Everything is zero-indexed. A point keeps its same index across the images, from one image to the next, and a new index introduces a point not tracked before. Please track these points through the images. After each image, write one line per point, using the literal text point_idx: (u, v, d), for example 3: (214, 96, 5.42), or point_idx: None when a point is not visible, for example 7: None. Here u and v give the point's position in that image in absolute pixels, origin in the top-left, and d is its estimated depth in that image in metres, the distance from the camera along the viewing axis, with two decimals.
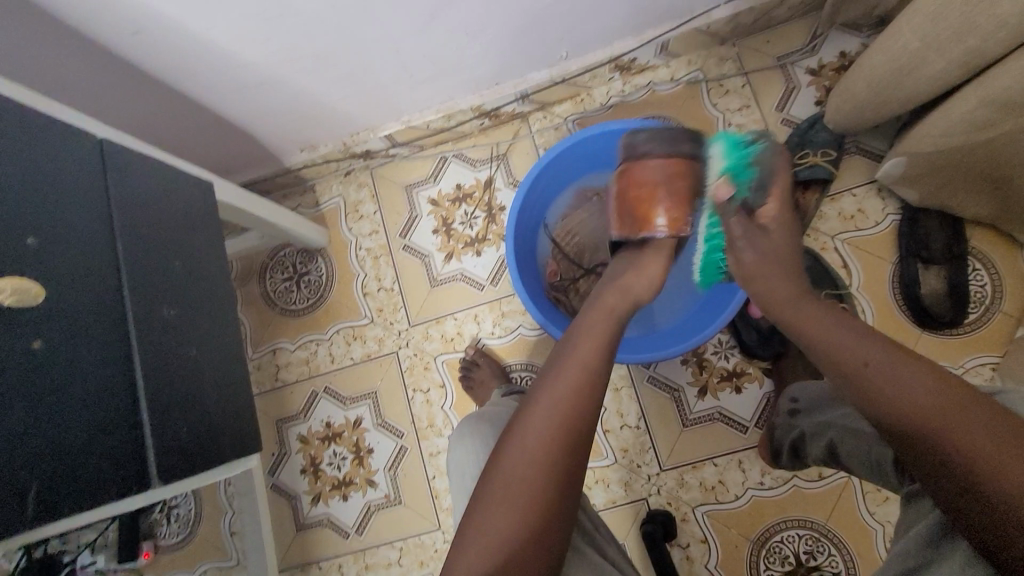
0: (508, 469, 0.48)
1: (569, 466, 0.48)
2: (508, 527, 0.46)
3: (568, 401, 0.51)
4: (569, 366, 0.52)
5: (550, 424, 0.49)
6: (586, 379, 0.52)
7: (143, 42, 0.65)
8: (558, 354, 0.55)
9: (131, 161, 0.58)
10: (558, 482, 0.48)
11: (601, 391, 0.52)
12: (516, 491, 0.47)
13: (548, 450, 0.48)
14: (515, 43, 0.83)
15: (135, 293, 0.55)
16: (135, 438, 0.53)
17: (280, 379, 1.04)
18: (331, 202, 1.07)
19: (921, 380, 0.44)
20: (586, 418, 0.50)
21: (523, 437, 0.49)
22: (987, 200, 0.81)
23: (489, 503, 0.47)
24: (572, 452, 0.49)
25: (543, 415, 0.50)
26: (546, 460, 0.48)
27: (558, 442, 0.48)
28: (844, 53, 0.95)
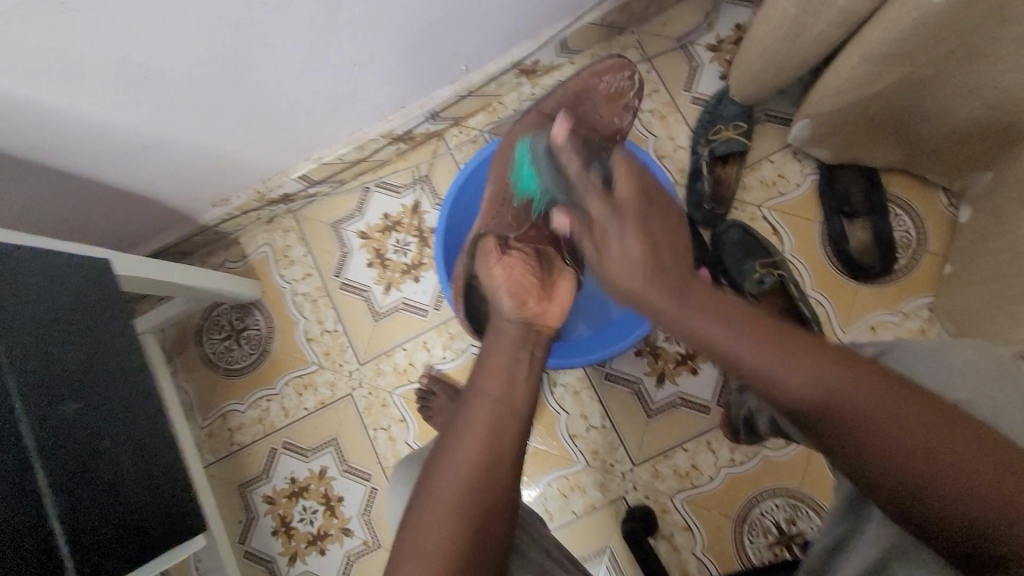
0: (422, 516, 0.48)
1: (485, 501, 0.49)
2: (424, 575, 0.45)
3: (479, 437, 0.52)
4: (478, 407, 0.54)
5: (460, 462, 0.50)
6: (499, 415, 0.53)
7: (5, 129, 0.62)
8: (469, 387, 0.57)
9: (2, 259, 0.54)
10: (478, 525, 0.47)
11: (512, 425, 0.54)
12: (429, 539, 0.47)
13: (457, 490, 0.49)
14: (409, 66, 0.82)
15: (28, 399, 0.52)
16: (50, 552, 0.50)
17: (236, 443, 1.00)
18: (258, 252, 1.04)
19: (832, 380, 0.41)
20: (501, 456, 0.51)
21: (435, 484, 0.50)
22: (894, 147, 0.83)
23: (405, 554, 0.47)
24: (487, 488, 0.49)
25: (454, 455, 0.51)
26: (459, 501, 0.48)
27: (467, 481, 0.49)
28: (739, 25, 0.96)
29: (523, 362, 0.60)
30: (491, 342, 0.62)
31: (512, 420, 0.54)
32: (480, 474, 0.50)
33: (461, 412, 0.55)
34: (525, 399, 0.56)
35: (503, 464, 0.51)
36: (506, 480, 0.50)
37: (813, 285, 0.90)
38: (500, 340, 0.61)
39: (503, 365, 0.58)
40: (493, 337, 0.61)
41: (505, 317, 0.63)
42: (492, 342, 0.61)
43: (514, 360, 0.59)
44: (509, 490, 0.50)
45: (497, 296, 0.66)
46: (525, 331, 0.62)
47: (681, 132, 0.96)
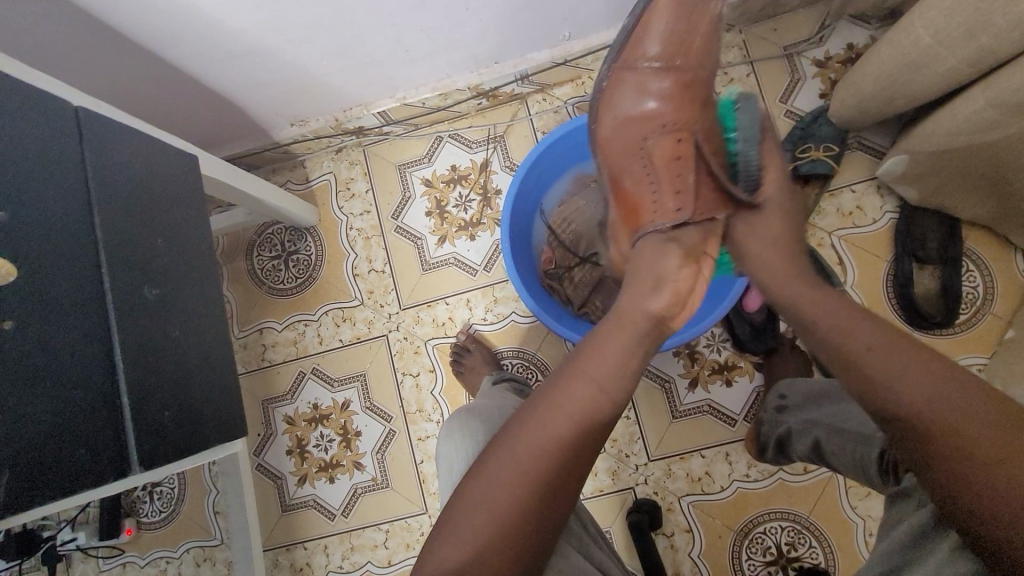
0: (495, 472, 0.50)
1: (557, 478, 0.49)
2: (485, 529, 0.48)
3: (572, 420, 0.50)
4: (578, 384, 0.52)
5: (542, 438, 0.50)
6: (595, 401, 0.51)
7: (123, 5, 0.62)
8: (567, 362, 0.54)
9: (109, 132, 0.55)
10: (544, 496, 0.49)
11: (605, 412, 0.52)
12: (501, 499, 0.49)
13: (537, 462, 0.49)
14: (516, 22, 0.80)
15: (115, 273, 0.53)
16: (115, 424, 0.52)
17: (267, 359, 1.02)
18: (321, 179, 1.04)
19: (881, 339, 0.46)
20: (586, 442, 0.50)
21: (517, 450, 0.50)
22: (985, 202, 0.80)
23: (470, 504, 0.49)
24: (564, 468, 0.50)
25: (538, 428, 0.50)
26: (532, 472, 0.49)
27: (551, 455, 0.49)
28: (852, 46, 0.93)
29: (640, 351, 0.55)
30: (610, 318, 0.56)
31: (608, 407, 0.52)
32: (563, 450, 0.50)
33: (552, 386, 0.53)
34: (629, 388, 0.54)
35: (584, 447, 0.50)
36: (584, 464, 0.51)
37: None
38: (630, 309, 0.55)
39: (615, 351, 0.54)
40: (612, 316, 0.56)
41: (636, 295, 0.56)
42: (608, 322, 0.56)
43: (628, 351, 0.54)
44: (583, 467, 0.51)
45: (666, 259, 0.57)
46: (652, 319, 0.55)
47: None
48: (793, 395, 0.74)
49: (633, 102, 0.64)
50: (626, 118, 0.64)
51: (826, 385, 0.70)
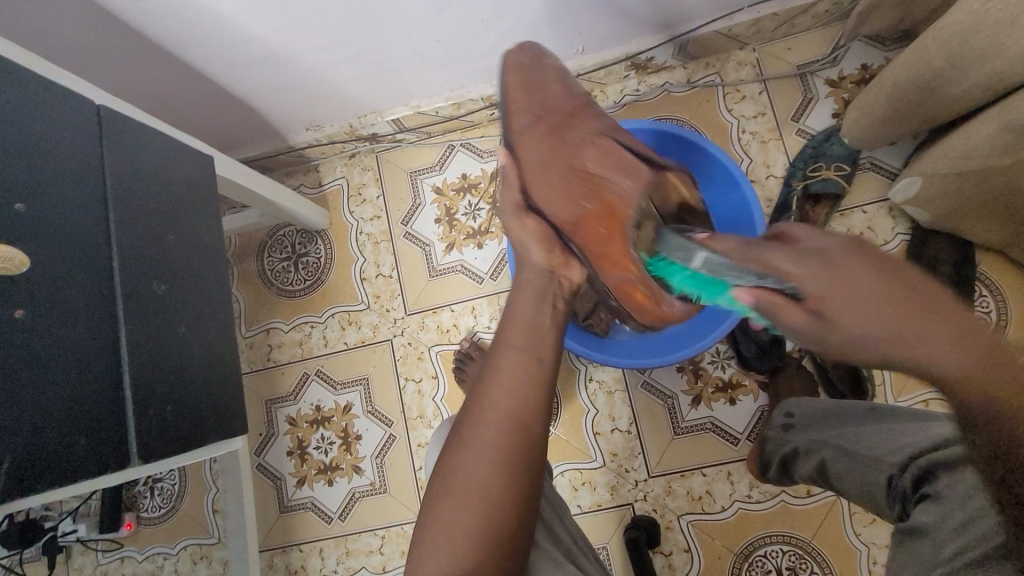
0: (457, 459, 0.51)
1: (513, 447, 0.51)
2: (462, 512, 0.49)
3: (506, 387, 0.53)
4: (506, 356, 0.56)
5: (489, 410, 0.53)
6: (524, 364, 0.55)
7: (149, 9, 0.64)
8: (496, 341, 0.59)
9: (128, 130, 0.57)
10: (510, 470, 0.50)
11: (533, 370, 0.55)
12: (463, 480, 0.50)
13: (489, 437, 0.51)
14: (531, 35, 0.82)
15: (126, 267, 0.54)
16: (118, 417, 0.52)
17: (272, 359, 1.03)
18: (334, 183, 1.06)
19: None
20: (528, 405, 0.53)
21: (469, 433, 0.52)
22: (1000, 228, 0.79)
23: (442, 493, 0.51)
24: (516, 435, 0.51)
25: (482, 405, 0.53)
26: (488, 447, 0.50)
27: (496, 424, 0.51)
28: (866, 66, 0.93)
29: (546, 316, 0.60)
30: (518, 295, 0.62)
31: (534, 364, 0.55)
32: (505, 422, 0.52)
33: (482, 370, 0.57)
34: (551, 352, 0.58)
35: (525, 406, 0.53)
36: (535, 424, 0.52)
37: None
38: (526, 290, 0.62)
39: (527, 317, 0.59)
40: (517, 287, 0.63)
41: (532, 265, 0.63)
42: (517, 295, 0.62)
43: (538, 312, 0.59)
44: (540, 437, 0.53)
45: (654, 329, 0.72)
46: (551, 279, 0.63)
47: (778, 161, 0.94)
48: (799, 414, 0.72)
49: (575, 142, 0.60)
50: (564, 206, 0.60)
51: (836, 406, 0.69)
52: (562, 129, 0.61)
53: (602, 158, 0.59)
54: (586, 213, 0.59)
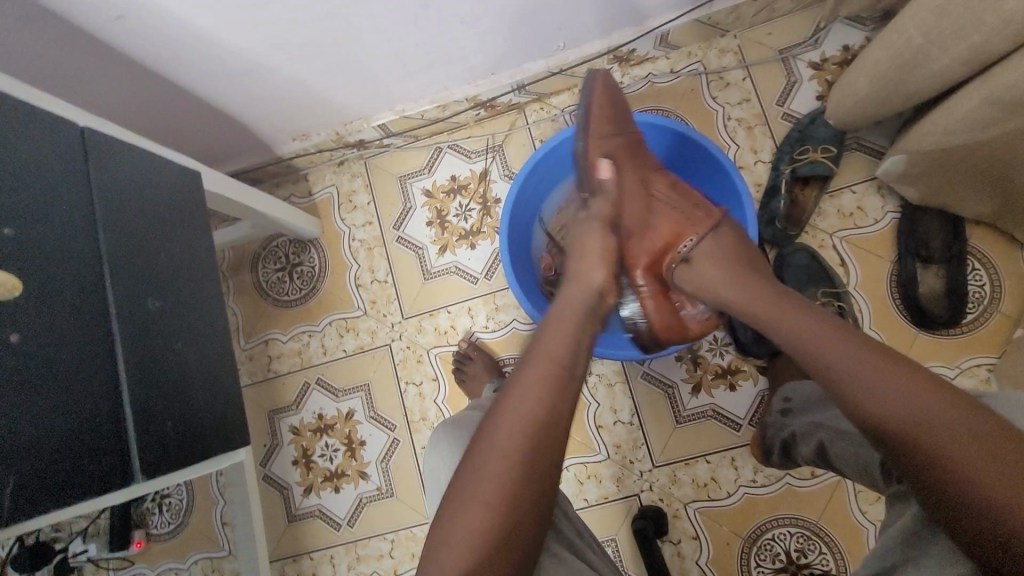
0: (482, 465, 0.49)
1: (541, 459, 0.50)
2: (483, 524, 0.47)
3: (540, 397, 0.51)
4: (535, 364, 0.54)
5: (519, 419, 0.50)
6: (557, 374, 0.53)
7: (128, 29, 0.64)
8: (528, 350, 0.56)
9: (114, 151, 0.57)
10: (533, 480, 0.49)
11: (568, 388, 0.53)
12: (489, 488, 0.48)
13: (516, 446, 0.49)
14: (512, 33, 0.82)
15: (119, 286, 0.55)
16: (119, 434, 0.53)
17: (272, 370, 1.04)
18: (324, 192, 1.06)
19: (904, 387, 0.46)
20: (558, 416, 0.51)
21: (497, 438, 0.50)
22: (988, 201, 0.80)
23: (462, 503, 0.48)
24: (543, 448, 0.50)
25: (511, 414, 0.51)
26: (518, 457, 0.49)
27: (529, 437, 0.50)
28: (847, 47, 0.93)
29: (587, 331, 0.58)
30: (556, 311, 0.59)
31: (568, 381, 0.53)
32: (535, 434, 0.50)
33: (514, 377, 0.55)
34: (584, 367, 0.56)
35: (558, 430, 0.51)
36: (562, 440, 0.51)
37: (871, 324, 0.88)
38: (571, 303, 0.60)
39: (569, 332, 0.57)
40: (562, 301, 0.60)
41: (584, 283, 0.61)
42: (558, 308, 0.60)
43: (579, 331, 0.57)
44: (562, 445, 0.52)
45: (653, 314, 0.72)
46: (598, 300, 0.61)
47: (765, 146, 0.95)
48: (797, 397, 0.73)
49: (643, 169, 0.71)
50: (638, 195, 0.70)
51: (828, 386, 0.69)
52: (637, 158, 0.72)
53: (647, 161, 0.73)
54: (661, 234, 0.68)
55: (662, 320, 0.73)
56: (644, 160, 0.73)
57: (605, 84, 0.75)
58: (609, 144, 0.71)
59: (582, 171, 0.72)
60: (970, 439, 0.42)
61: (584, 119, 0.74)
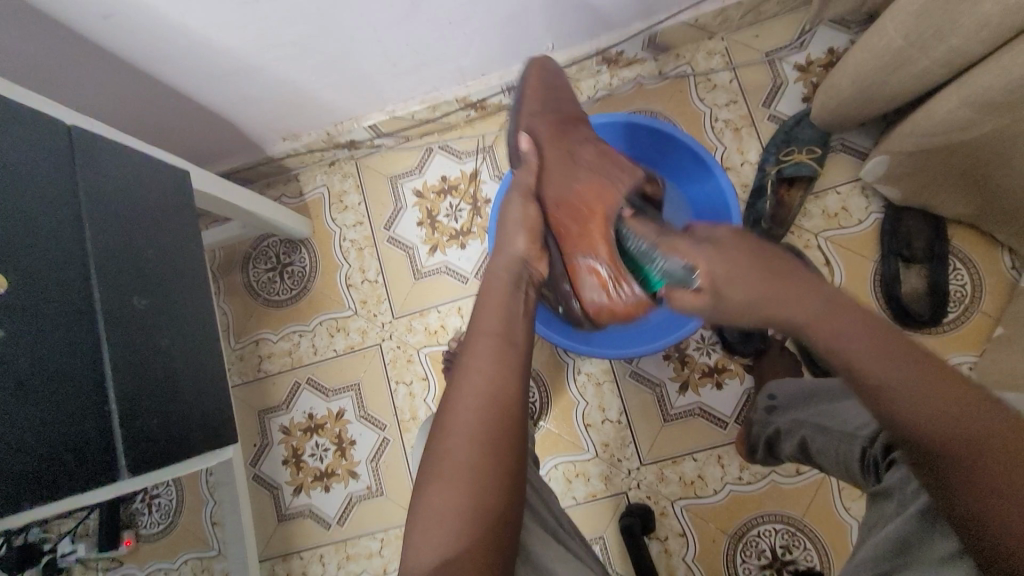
0: (443, 446, 0.50)
1: (495, 430, 0.50)
2: (454, 502, 0.48)
3: (485, 372, 0.53)
4: (475, 340, 0.56)
5: (470, 397, 0.52)
6: (498, 346, 0.55)
7: (116, 28, 0.64)
8: (467, 329, 0.59)
9: (102, 150, 0.57)
10: (492, 453, 0.50)
11: (513, 359, 0.55)
12: (452, 466, 0.49)
13: (469, 421, 0.51)
14: (500, 34, 0.82)
15: (106, 283, 0.55)
16: (105, 430, 0.53)
17: (263, 369, 1.04)
18: (315, 192, 1.06)
19: (934, 391, 0.42)
20: (507, 386, 0.53)
21: (451, 419, 0.51)
22: (969, 202, 0.81)
23: (431, 482, 0.49)
24: (498, 420, 0.51)
25: (461, 392, 0.53)
26: (472, 432, 0.50)
27: (477, 410, 0.51)
28: (833, 49, 0.94)
29: (519, 301, 0.60)
30: (487, 289, 0.61)
31: (511, 351, 0.55)
32: (485, 407, 0.51)
33: (461, 359, 0.56)
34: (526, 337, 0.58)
35: (510, 400, 0.52)
36: (515, 405, 0.53)
37: None
38: (499, 278, 0.62)
39: (500, 305, 0.59)
40: (485, 285, 0.62)
41: (513, 257, 0.64)
42: (487, 287, 0.62)
43: (510, 300, 0.60)
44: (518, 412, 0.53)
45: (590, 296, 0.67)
46: (524, 266, 0.63)
47: (751, 147, 0.96)
48: (780, 395, 0.74)
49: (574, 140, 0.67)
50: (558, 166, 0.66)
51: (811, 383, 0.70)
52: (567, 130, 0.68)
53: (580, 130, 0.69)
54: (577, 200, 0.64)
55: (597, 304, 0.66)
56: (577, 128, 0.69)
57: (538, 61, 0.75)
58: (536, 117, 0.69)
59: (516, 152, 0.71)
60: (997, 439, 0.39)
61: (518, 101, 0.74)
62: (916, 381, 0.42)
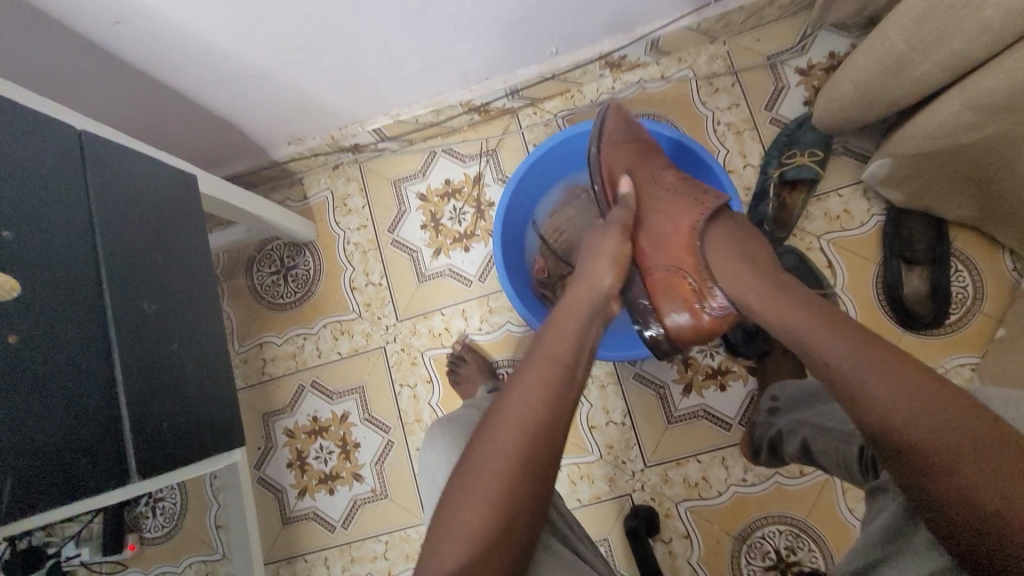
0: (483, 463, 0.49)
1: (538, 461, 0.50)
2: (481, 520, 0.47)
3: (540, 400, 0.52)
4: (537, 365, 0.54)
5: (518, 419, 0.51)
6: (557, 379, 0.54)
7: (125, 34, 0.65)
8: (530, 350, 0.57)
9: (111, 155, 0.57)
10: (529, 478, 0.49)
11: (569, 398, 0.53)
12: (488, 486, 0.48)
13: (513, 444, 0.50)
14: (505, 39, 0.83)
15: (116, 288, 0.55)
16: (115, 435, 0.53)
17: (267, 373, 1.04)
18: (319, 196, 1.07)
19: (906, 388, 0.45)
20: (559, 420, 0.52)
21: (497, 436, 0.50)
22: (970, 205, 0.82)
23: (461, 498, 0.49)
24: (539, 450, 0.50)
25: (514, 412, 0.51)
26: (515, 455, 0.49)
27: (528, 437, 0.50)
28: (834, 54, 0.95)
29: (587, 334, 0.58)
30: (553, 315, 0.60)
31: (569, 387, 0.54)
32: (533, 436, 0.50)
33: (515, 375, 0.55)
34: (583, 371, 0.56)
35: (556, 436, 0.51)
36: (558, 446, 0.51)
37: None
38: (578, 304, 0.60)
39: (572, 334, 0.58)
40: (569, 301, 0.61)
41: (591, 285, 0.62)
42: (561, 315, 0.60)
43: (582, 333, 0.58)
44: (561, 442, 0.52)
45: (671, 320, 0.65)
46: (603, 303, 0.62)
47: (753, 150, 0.96)
48: (784, 396, 0.75)
49: (656, 167, 0.71)
50: (648, 188, 0.68)
51: (816, 385, 0.70)
52: (647, 160, 0.71)
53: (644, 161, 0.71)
54: (668, 231, 0.64)
55: (684, 331, 0.65)
56: (648, 160, 0.71)
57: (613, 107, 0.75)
58: (610, 147, 0.71)
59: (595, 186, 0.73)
60: (967, 432, 0.42)
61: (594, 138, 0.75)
62: (876, 369, 0.46)
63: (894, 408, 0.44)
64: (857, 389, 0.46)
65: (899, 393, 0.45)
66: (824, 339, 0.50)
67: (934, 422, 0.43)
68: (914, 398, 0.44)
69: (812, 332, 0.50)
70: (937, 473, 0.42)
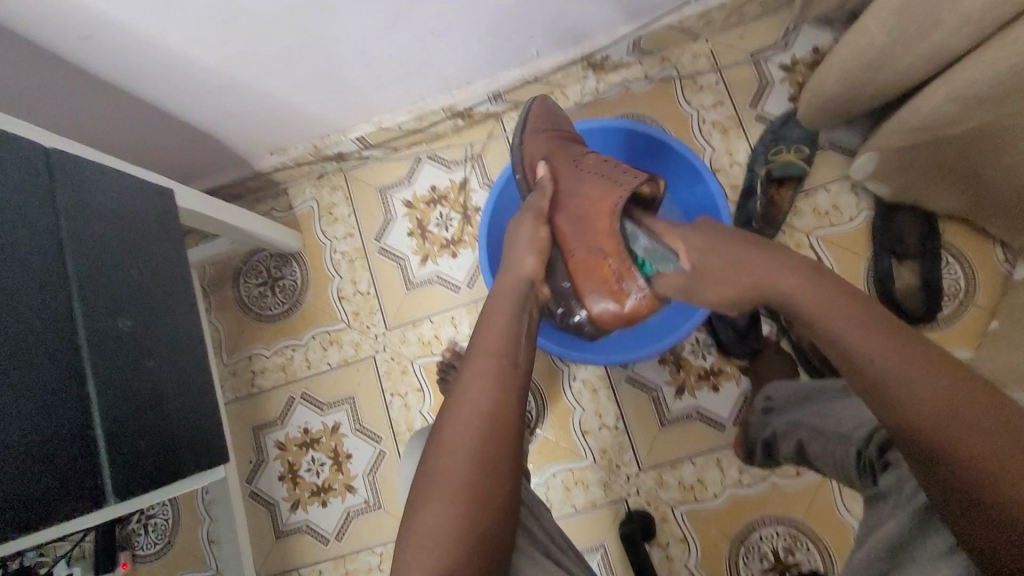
0: (434, 457, 0.51)
1: (492, 448, 0.51)
2: (442, 521, 0.48)
3: (480, 388, 0.53)
4: (476, 357, 0.56)
5: (464, 410, 0.52)
6: (502, 368, 0.55)
7: (96, 49, 0.64)
8: (470, 341, 0.59)
9: (82, 172, 0.57)
10: (484, 469, 0.50)
11: (512, 387, 0.54)
12: (441, 480, 0.49)
13: (463, 436, 0.51)
14: (484, 43, 0.82)
15: (89, 307, 0.54)
16: (91, 456, 0.53)
17: (256, 385, 1.03)
18: (304, 205, 1.06)
19: (933, 382, 0.44)
20: (508, 406, 0.53)
21: (446, 431, 0.52)
22: (958, 197, 0.81)
23: (421, 499, 0.49)
24: (493, 439, 0.51)
25: (460, 406, 0.53)
26: (466, 446, 0.50)
27: (478, 428, 0.51)
28: (817, 49, 0.94)
29: (522, 320, 0.60)
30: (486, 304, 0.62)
31: (512, 375, 0.55)
32: (483, 425, 0.52)
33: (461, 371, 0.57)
34: (526, 357, 0.58)
35: (508, 421, 0.53)
36: (512, 432, 0.52)
37: None
38: (503, 300, 0.61)
39: (502, 321, 0.59)
40: (490, 300, 0.62)
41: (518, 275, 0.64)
42: (490, 306, 0.61)
43: (513, 319, 0.59)
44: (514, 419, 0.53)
45: (595, 304, 0.69)
46: (529, 286, 0.63)
47: (740, 148, 0.96)
48: (777, 396, 0.74)
49: (575, 155, 0.71)
50: (565, 174, 0.70)
51: (807, 383, 0.69)
52: (563, 147, 0.72)
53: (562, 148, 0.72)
54: (588, 209, 0.67)
55: (609, 314, 0.69)
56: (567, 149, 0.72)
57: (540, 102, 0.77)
58: (537, 139, 0.73)
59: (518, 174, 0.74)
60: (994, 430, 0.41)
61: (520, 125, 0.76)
62: (912, 364, 0.45)
63: (927, 405, 0.43)
64: (887, 389, 0.45)
65: (924, 389, 0.44)
66: (846, 333, 0.48)
67: (970, 420, 0.42)
68: (935, 394, 0.43)
69: (836, 323, 0.49)
70: (975, 472, 0.41)
